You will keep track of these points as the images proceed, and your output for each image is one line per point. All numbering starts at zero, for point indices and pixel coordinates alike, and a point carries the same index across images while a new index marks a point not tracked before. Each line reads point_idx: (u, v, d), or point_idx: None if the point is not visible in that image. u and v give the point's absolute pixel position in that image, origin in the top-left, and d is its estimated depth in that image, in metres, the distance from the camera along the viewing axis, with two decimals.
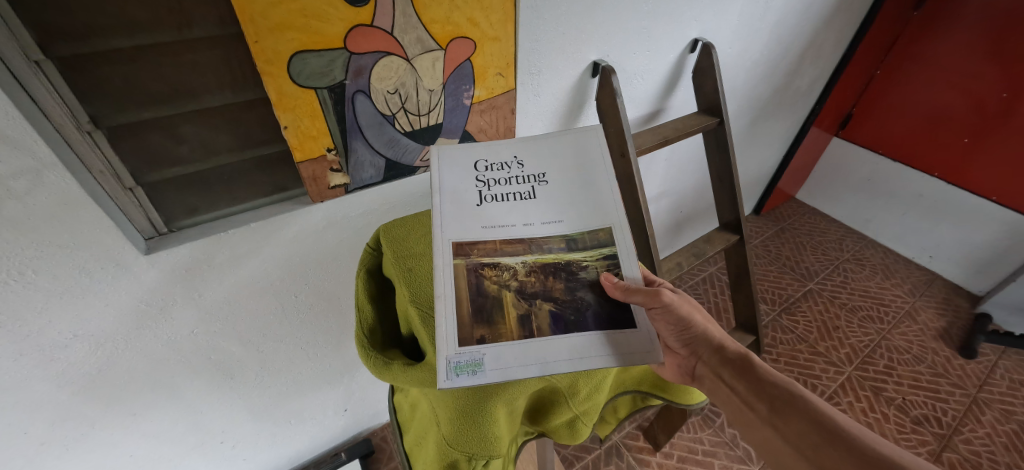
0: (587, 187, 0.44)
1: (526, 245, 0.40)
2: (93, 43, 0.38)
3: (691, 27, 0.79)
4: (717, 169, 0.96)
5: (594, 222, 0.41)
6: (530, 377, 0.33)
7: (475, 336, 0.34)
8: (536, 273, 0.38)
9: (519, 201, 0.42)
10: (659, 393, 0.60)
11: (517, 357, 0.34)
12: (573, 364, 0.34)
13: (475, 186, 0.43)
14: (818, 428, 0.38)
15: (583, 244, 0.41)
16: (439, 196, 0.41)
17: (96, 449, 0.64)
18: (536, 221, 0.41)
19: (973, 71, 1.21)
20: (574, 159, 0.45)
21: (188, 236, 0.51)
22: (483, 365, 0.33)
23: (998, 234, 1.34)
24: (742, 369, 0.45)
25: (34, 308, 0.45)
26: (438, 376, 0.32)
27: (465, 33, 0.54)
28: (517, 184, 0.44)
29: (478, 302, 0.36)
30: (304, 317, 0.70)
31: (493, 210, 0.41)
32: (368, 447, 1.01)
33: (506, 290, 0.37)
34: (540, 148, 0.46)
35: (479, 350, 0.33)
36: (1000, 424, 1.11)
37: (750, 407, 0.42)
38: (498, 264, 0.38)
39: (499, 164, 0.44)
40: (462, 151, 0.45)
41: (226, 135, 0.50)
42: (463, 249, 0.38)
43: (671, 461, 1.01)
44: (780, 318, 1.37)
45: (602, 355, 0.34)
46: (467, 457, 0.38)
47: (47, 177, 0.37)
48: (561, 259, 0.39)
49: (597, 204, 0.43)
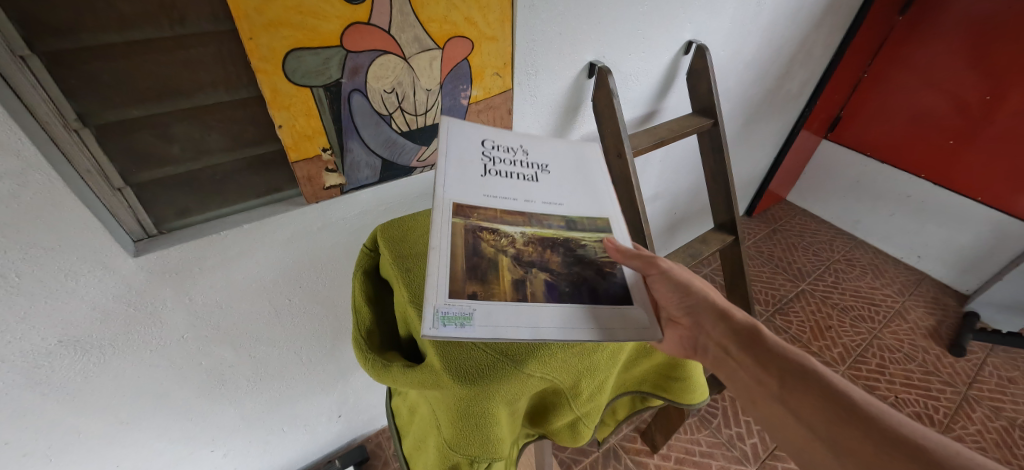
0: (585, 184, 0.47)
1: (527, 218, 0.40)
2: (82, 39, 0.37)
3: (685, 30, 0.80)
4: (711, 170, 0.97)
5: (593, 212, 0.44)
6: (522, 338, 0.31)
7: (467, 291, 0.32)
8: (534, 244, 0.38)
9: (521, 181, 0.44)
10: (663, 394, 0.57)
11: (509, 316, 0.32)
12: (568, 330, 0.32)
13: (480, 160, 0.44)
14: (833, 405, 0.36)
15: (582, 226, 0.42)
16: (444, 160, 0.42)
17: (79, 460, 0.62)
18: (536, 200, 0.43)
19: (955, 74, 1.25)
20: (574, 162, 0.50)
21: (179, 238, 0.50)
22: (472, 320, 0.30)
23: (983, 234, 1.37)
24: (751, 342, 0.41)
25: (16, 315, 0.43)
26: (422, 324, 0.29)
27: (462, 33, 0.54)
28: (521, 168, 0.46)
29: (473, 260, 0.34)
30: (298, 321, 0.69)
31: (497, 183, 0.43)
32: (363, 453, 0.99)
33: (503, 255, 0.36)
34: (544, 147, 0.50)
35: (470, 304, 0.31)
36: (991, 420, 1.13)
37: (760, 385, 0.39)
38: (498, 230, 0.38)
39: (506, 147, 0.47)
40: (472, 129, 0.47)
41: (218, 134, 0.49)
42: (463, 210, 0.38)
43: (669, 463, 1.01)
44: (773, 319, 1.38)
45: (597, 325, 0.34)
46: (469, 460, 0.37)
47: (31, 175, 0.36)
48: (561, 235, 0.40)
49: (596, 200, 0.45)
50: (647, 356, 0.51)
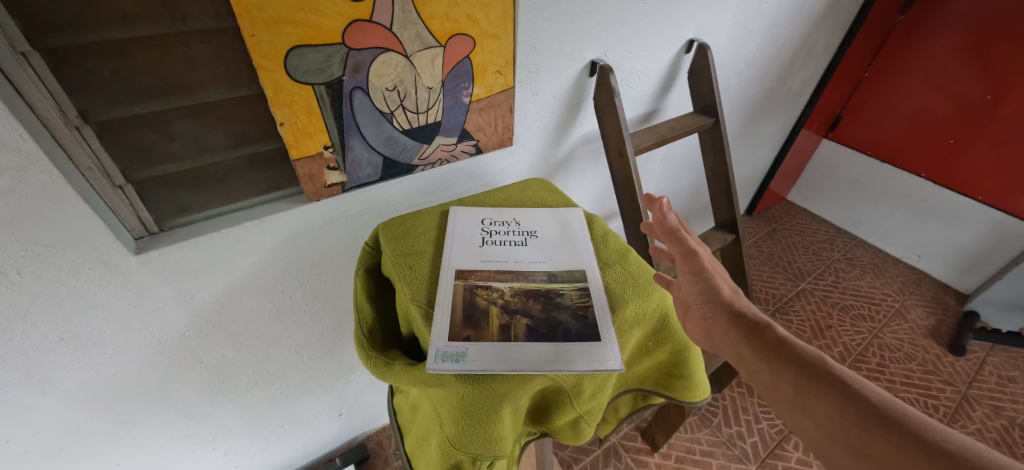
0: (568, 241, 0.52)
1: (515, 275, 0.46)
2: (83, 35, 0.36)
3: (687, 28, 0.80)
4: (713, 169, 0.97)
5: (572, 265, 0.48)
6: (502, 372, 0.36)
7: (462, 335, 0.39)
8: (520, 296, 0.44)
9: (513, 247, 0.51)
10: (664, 391, 0.56)
11: (494, 355, 0.37)
12: (542, 365, 0.37)
13: (480, 234, 0.52)
14: (854, 409, 0.34)
15: (562, 278, 0.46)
16: (451, 238, 0.50)
17: (80, 458, 0.62)
18: (524, 260, 0.49)
19: (956, 73, 1.25)
20: (560, 223, 0.55)
21: (180, 235, 0.50)
22: (465, 356, 0.37)
23: (983, 233, 1.37)
24: (768, 343, 0.40)
25: (17, 312, 0.43)
26: (427, 361, 0.36)
27: (464, 30, 0.54)
28: (513, 235, 0.52)
29: (469, 311, 0.41)
30: (299, 319, 0.69)
31: (493, 250, 0.50)
32: (363, 452, 0.99)
33: (493, 305, 0.42)
34: (534, 215, 0.56)
35: (464, 345, 0.38)
36: (990, 419, 1.13)
37: (777, 388, 0.38)
38: (490, 286, 0.44)
39: (501, 221, 0.55)
40: (474, 211, 0.56)
41: (219, 132, 0.48)
42: (463, 274, 0.45)
43: (669, 461, 1.01)
44: (774, 318, 1.38)
45: (570, 360, 0.37)
46: (471, 458, 0.37)
47: (31, 172, 0.36)
48: (543, 287, 0.45)
49: (575, 255, 0.50)
50: (648, 354, 0.49)
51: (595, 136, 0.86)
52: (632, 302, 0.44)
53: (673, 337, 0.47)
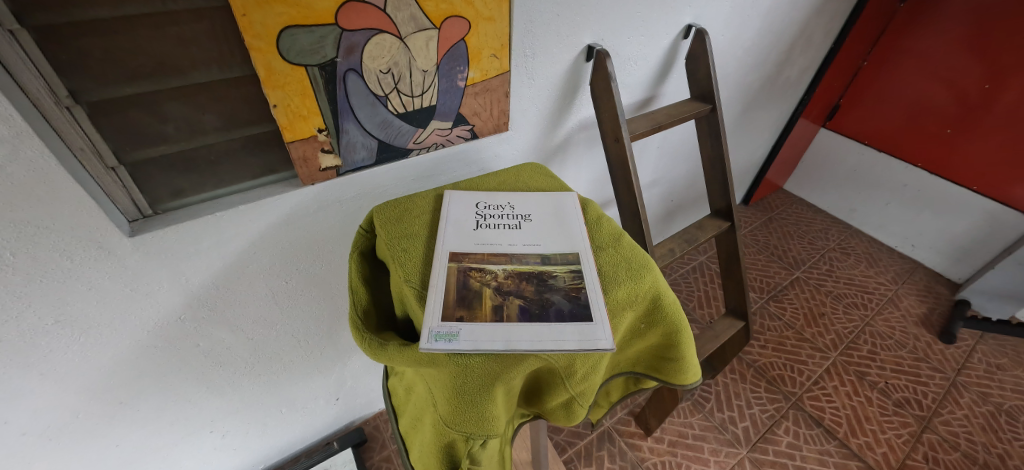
0: (562, 225, 0.52)
1: (509, 257, 0.47)
2: (70, 13, 0.36)
3: (684, 13, 0.79)
4: (709, 156, 0.97)
5: (565, 248, 0.48)
6: (495, 350, 0.36)
7: (455, 316, 0.39)
8: (513, 278, 0.44)
9: (506, 230, 0.51)
10: (655, 375, 0.56)
11: (487, 333, 0.38)
12: (533, 344, 0.37)
13: (474, 217, 0.52)
14: None
15: (555, 261, 0.47)
16: (444, 221, 0.51)
17: (80, 440, 0.63)
18: (518, 243, 0.49)
19: (956, 62, 1.24)
20: (554, 208, 0.55)
21: (173, 218, 0.50)
22: (458, 335, 0.37)
23: (977, 223, 1.38)
24: None
25: (13, 293, 0.43)
26: (421, 340, 0.37)
27: (459, 13, 0.53)
28: (507, 219, 0.53)
29: (462, 292, 0.41)
30: (296, 303, 0.69)
31: (487, 233, 0.50)
32: (361, 436, 1.00)
33: (486, 287, 0.42)
34: (527, 200, 0.56)
35: (457, 325, 0.38)
36: (978, 405, 1.15)
37: None
38: (484, 269, 0.45)
39: (495, 205, 0.55)
40: (469, 195, 0.56)
41: (212, 113, 0.48)
42: (457, 256, 0.46)
43: (662, 445, 1.03)
44: (768, 306, 1.39)
45: (560, 340, 0.38)
46: (465, 436, 0.37)
47: (22, 150, 0.36)
48: (536, 269, 0.45)
49: (568, 237, 0.50)
50: (641, 336, 0.50)
51: (592, 122, 0.86)
52: (625, 284, 0.45)
53: (666, 320, 0.48)
